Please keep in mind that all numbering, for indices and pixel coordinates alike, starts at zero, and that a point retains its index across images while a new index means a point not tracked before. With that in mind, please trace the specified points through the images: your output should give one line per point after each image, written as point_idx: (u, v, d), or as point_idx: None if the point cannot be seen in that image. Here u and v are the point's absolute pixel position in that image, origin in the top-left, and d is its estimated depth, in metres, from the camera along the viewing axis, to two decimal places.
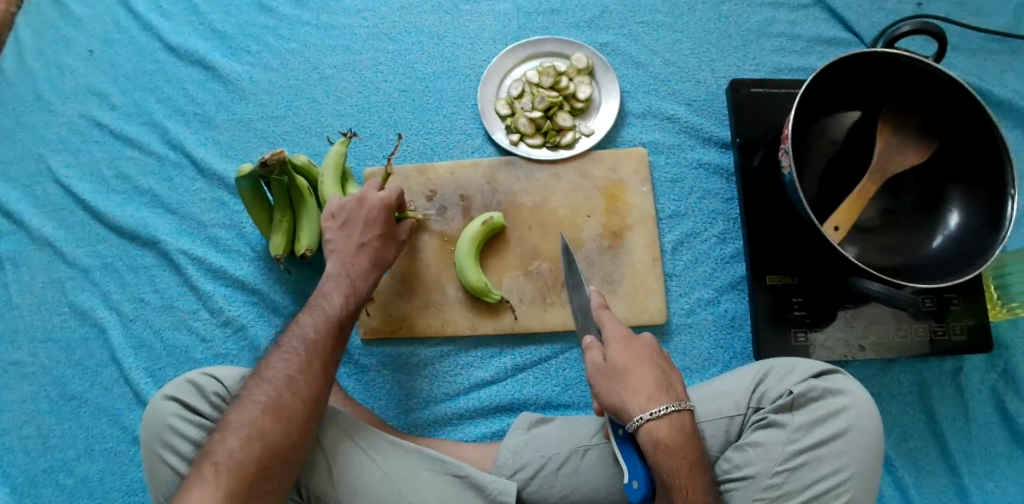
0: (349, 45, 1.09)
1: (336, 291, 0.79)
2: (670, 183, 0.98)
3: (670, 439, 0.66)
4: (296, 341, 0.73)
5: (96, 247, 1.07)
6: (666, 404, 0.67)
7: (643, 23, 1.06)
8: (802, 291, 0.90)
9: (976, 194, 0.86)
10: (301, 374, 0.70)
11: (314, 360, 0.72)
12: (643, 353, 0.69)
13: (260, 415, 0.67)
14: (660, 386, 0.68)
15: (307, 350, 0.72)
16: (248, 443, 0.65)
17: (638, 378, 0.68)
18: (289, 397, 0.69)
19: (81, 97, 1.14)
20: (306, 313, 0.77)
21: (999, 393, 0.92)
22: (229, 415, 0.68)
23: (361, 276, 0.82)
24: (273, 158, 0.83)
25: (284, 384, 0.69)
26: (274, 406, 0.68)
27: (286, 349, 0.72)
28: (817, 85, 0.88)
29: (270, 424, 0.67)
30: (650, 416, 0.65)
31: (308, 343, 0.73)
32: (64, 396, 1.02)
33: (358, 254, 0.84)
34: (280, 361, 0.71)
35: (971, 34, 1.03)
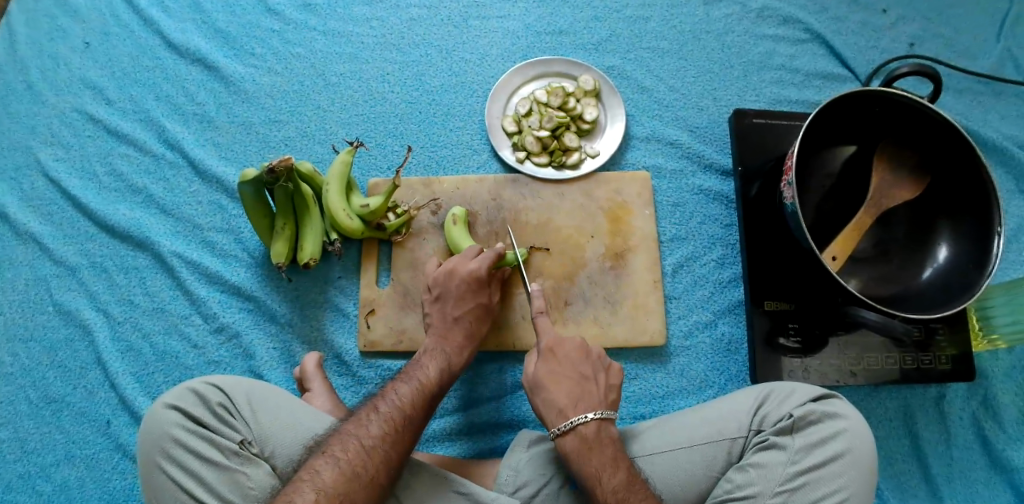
0: (356, 54, 1.09)
1: (432, 364, 0.84)
2: (672, 207, 1.00)
3: (583, 444, 0.76)
4: (395, 410, 0.77)
5: (85, 246, 1.04)
6: (584, 413, 0.78)
7: (649, 49, 1.09)
8: (798, 317, 0.92)
9: (963, 231, 0.89)
10: (393, 448, 0.74)
11: (407, 435, 0.76)
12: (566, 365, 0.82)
13: (350, 482, 0.69)
14: (581, 398, 0.79)
15: (402, 423, 0.76)
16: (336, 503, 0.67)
17: (568, 391, 0.80)
18: (381, 472, 0.72)
19: (74, 90, 1.11)
20: (398, 383, 0.81)
21: (980, 420, 0.95)
22: (313, 466, 0.69)
23: (456, 351, 0.86)
24: (281, 165, 0.82)
25: (379, 456, 0.72)
26: (364, 475, 0.70)
27: (384, 417, 0.75)
28: (820, 119, 0.91)
29: (358, 495, 0.69)
30: (561, 429, 0.77)
31: (406, 417, 0.77)
32: (45, 399, 0.98)
33: (452, 328, 0.88)
34: (376, 428, 0.74)
35: (958, 75, 1.08)
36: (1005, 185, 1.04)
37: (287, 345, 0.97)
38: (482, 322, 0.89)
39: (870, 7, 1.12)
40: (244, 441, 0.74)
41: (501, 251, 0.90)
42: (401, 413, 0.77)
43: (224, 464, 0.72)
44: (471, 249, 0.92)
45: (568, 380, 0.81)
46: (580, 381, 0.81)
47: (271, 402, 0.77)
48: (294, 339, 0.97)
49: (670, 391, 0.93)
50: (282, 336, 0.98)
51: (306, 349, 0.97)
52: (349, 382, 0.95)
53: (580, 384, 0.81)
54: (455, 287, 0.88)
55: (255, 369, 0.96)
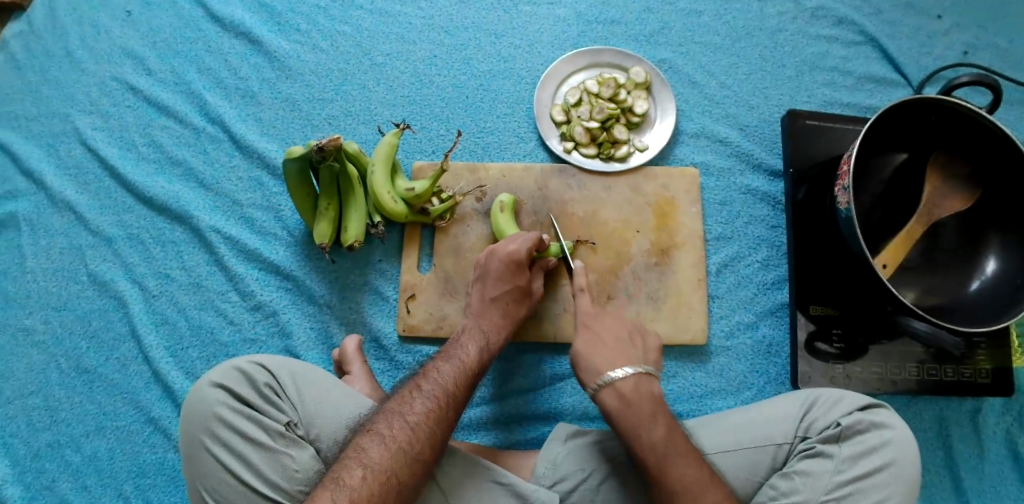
0: (403, 34, 1.07)
1: (471, 344, 0.83)
2: (719, 206, 0.99)
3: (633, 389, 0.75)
4: (438, 387, 0.76)
5: (122, 216, 1.03)
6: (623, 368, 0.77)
7: (701, 44, 1.07)
8: (842, 324, 0.92)
9: (1013, 245, 0.89)
10: (439, 425, 0.73)
11: (450, 411, 0.75)
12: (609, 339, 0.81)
13: (396, 460, 0.68)
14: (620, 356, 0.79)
15: (445, 401, 0.75)
16: (379, 478, 0.67)
17: (637, 410, 0.74)
18: (427, 450, 0.71)
19: (112, 58, 1.09)
20: (440, 360, 0.80)
21: (1013, 435, 0.95)
22: (359, 443, 0.69)
23: (493, 331, 0.85)
24: (330, 145, 0.80)
25: (424, 433, 0.71)
26: (411, 453, 0.69)
27: (428, 395, 0.75)
28: (878, 125, 0.90)
29: (406, 473, 0.68)
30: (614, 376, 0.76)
31: (448, 394, 0.76)
32: (77, 369, 0.98)
33: (490, 308, 0.87)
34: (420, 405, 0.73)
35: (1011, 87, 1.07)
36: None
37: (325, 326, 0.96)
38: (520, 304, 0.88)
39: (927, 12, 1.10)
40: (290, 423, 0.74)
41: (540, 235, 0.89)
42: (445, 391, 0.76)
43: (270, 445, 0.72)
44: (515, 234, 0.90)
45: (633, 393, 0.75)
46: (645, 397, 0.75)
47: (316, 386, 0.77)
48: (332, 320, 0.96)
49: (709, 390, 0.93)
50: (319, 316, 0.97)
51: (344, 331, 0.96)
52: (386, 366, 0.95)
53: (641, 403, 0.75)
54: (495, 269, 0.87)
55: (292, 348, 0.96)
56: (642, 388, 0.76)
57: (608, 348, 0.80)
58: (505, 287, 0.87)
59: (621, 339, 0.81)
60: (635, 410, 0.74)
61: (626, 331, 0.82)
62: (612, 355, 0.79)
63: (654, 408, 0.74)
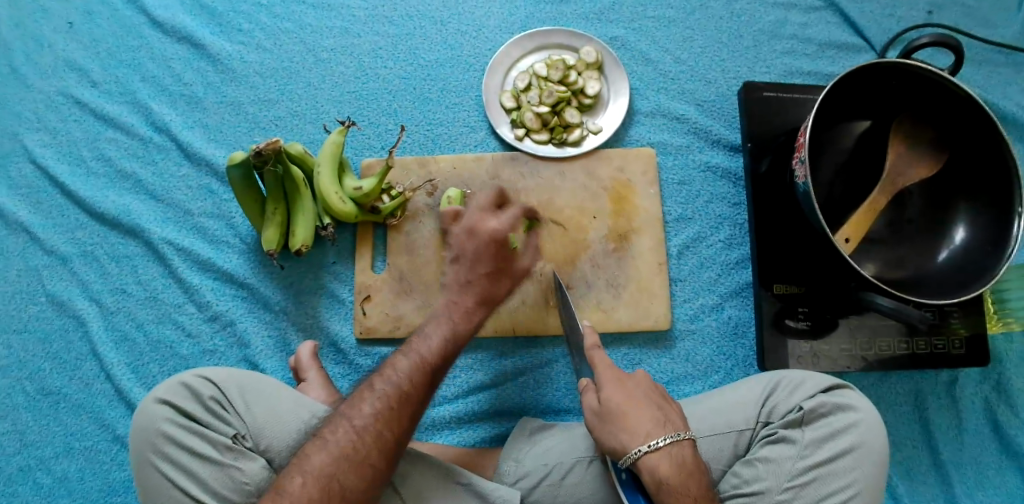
0: (347, 27, 1.04)
1: (435, 333, 0.77)
2: (678, 185, 0.97)
3: (677, 469, 0.65)
4: (392, 387, 0.72)
5: (75, 234, 1.00)
6: (664, 436, 0.66)
7: (655, 19, 1.03)
8: (808, 301, 0.89)
9: (982, 211, 0.85)
10: (390, 429, 0.70)
11: (405, 412, 0.71)
12: (637, 392, 0.69)
13: (341, 466, 0.67)
14: (663, 420, 0.68)
15: (397, 400, 0.71)
16: (322, 487, 0.65)
17: (695, 482, 0.65)
18: (376, 455, 0.68)
19: (58, 73, 1.05)
20: (401, 355, 0.75)
21: (991, 404, 0.93)
22: (306, 452, 0.68)
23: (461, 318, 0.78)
24: (268, 148, 0.78)
25: (371, 437, 0.69)
26: (355, 458, 0.67)
27: (378, 395, 0.71)
28: (835, 94, 0.86)
29: (351, 479, 0.67)
30: (648, 449, 0.65)
31: (403, 392, 0.72)
32: (41, 391, 0.95)
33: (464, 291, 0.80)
34: (369, 408, 0.70)
35: (977, 45, 1.03)
36: None
37: (283, 333, 0.95)
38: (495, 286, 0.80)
39: None
40: (238, 435, 0.73)
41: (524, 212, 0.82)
42: (398, 390, 0.72)
43: (218, 459, 0.71)
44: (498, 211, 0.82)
45: (675, 466, 0.65)
46: (697, 468, 0.66)
47: (265, 395, 0.75)
48: (289, 326, 0.95)
49: (676, 376, 0.91)
50: (278, 323, 0.95)
51: (302, 337, 0.94)
52: (345, 370, 0.93)
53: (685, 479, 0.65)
54: (472, 247, 0.80)
55: (251, 357, 0.94)
56: (680, 454, 0.66)
57: (646, 408, 0.68)
58: (482, 271, 0.79)
59: (660, 402, 0.70)
60: (690, 483, 0.65)
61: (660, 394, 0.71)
62: (647, 417, 0.67)
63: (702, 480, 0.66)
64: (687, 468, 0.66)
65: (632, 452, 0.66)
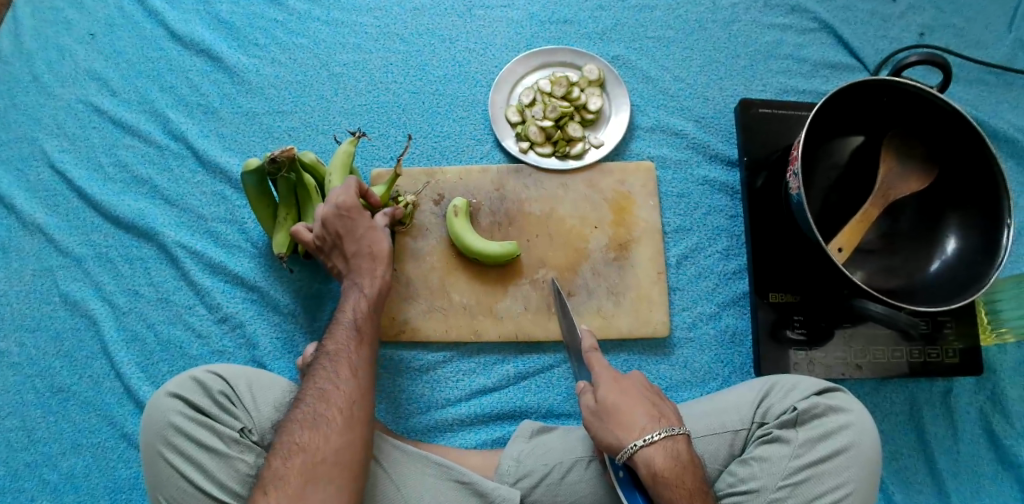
0: (360, 44, 1.08)
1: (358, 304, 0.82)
2: (677, 198, 1.00)
3: (673, 464, 0.67)
4: (325, 358, 0.76)
5: (90, 236, 1.03)
6: (656, 431, 0.68)
7: (655, 39, 1.07)
8: (803, 310, 0.91)
9: (973, 223, 0.87)
10: (333, 386, 0.73)
11: (343, 370, 0.74)
12: (632, 390, 0.72)
13: (298, 430, 0.69)
14: (658, 416, 0.70)
15: (332, 363, 0.75)
16: (290, 459, 0.67)
17: (691, 475, 0.68)
18: (325, 408, 0.71)
19: (80, 82, 1.10)
20: (331, 332, 0.79)
21: (987, 415, 0.94)
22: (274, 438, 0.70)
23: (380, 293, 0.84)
24: (283, 155, 0.82)
25: (318, 398, 0.72)
26: (310, 419, 0.70)
27: (316, 368, 0.75)
28: (827, 110, 0.90)
29: (308, 436, 0.69)
30: (644, 442, 0.67)
31: (335, 355, 0.76)
32: (52, 388, 0.98)
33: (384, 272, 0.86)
34: (311, 379, 0.74)
35: (969, 65, 1.06)
36: (1017, 177, 1.02)
37: (290, 335, 0.97)
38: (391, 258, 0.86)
39: None
40: (245, 429, 0.75)
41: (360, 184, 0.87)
42: (330, 357, 0.76)
43: (226, 452, 0.72)
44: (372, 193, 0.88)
45: (669, 462, 0.67)
46: (692, 462, 0.69)
47: (272, 392, 0.78)
48: (298, 329, 0.98)
49: (674, 382, 0.93)
50: (286, 325, 0.98)
51: (309, 339, 0.97)
52: None
53: (679, 475, 0.67)
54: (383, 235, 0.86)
55: (258, 358, 0.96)
56: (675, 450, 0.68)
57: (639, 404, 0.70)
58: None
59: (654, 400, 0.72)
60: (685, 475, 0.67)
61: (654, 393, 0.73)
62: (640, 413, 0.70)
63: (699, 474, 0.69)
64: (681, 460, 0.68)
65: (630, 446, 0.67)
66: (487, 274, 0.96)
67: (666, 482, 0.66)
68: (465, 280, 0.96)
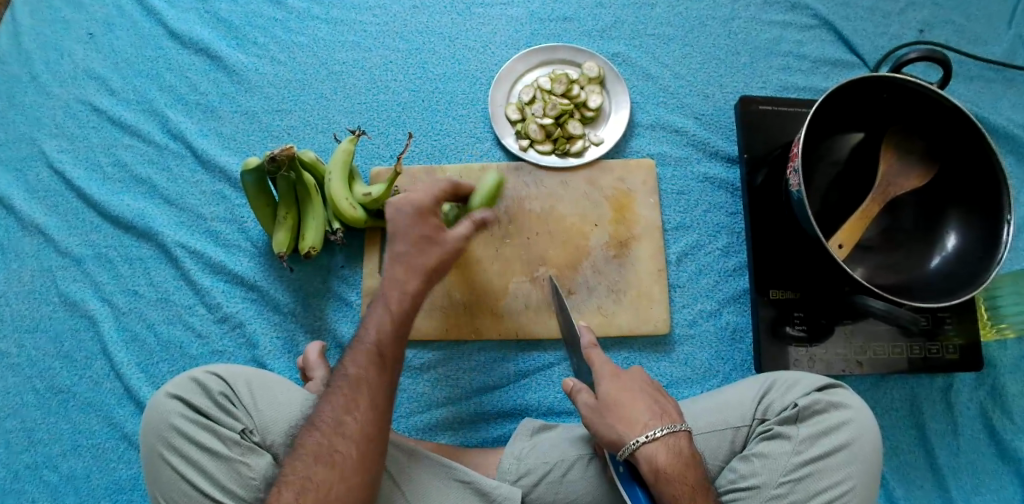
0: (359, 42, 1.08)
1: (377, 321, 0.77)
2: (677, 195, 1.00)
3: (675, 461, 0.67)
4: (343, 383, 0.73)
5: (90, 236, 1.03)
6: (657, 429, 0.68)
7: (655, 36, 1.07)
8: (803, 306, 0.91)
9: (973, 219, 0.87)
10: (349, 418, 0.70)
11: (361, 399, 0.72)
12: (632, 387, 0.72)
13: (311, 463, 0.68)
14: (660, 412, 0.70)
15: (349, 390, 0.72)
16: (303, 494, 0.66)
17: (693, 472, 0.67)
18: (340, 444, 0.69)
19: (78, 81, 1.09)
20: (350, 349, 0.76)
21: (987, 410, 0.94)
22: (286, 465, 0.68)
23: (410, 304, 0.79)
24: (282, 154, 0.81)
25: (332, 430, 0.70)
26: (325, 453, 0.68)
27: (333, 392, 0.73)
28: (828, 106, 0.90)
29: (321, 471, 0.67)
30: (646, 439, 0.67)
31: (352, 381, 0.73)
32: (52, 389, 0.97)
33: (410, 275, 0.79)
34: (328, 405, 0.72)
35: (969, 62, 1.06)
36: (1016, 172, 1.02)
37: (291, 334, 0.97)
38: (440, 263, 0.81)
39: None
40: (245, 431, 0.75)
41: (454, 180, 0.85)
42: (349, 381, 0.73)
43: (226, 453, 0.72)
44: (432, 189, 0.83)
45: (672, 460, 0.67)
46: (694, 458, 0.69)
47: (273, 394, 0.78)
48: (298, 328, 0.97)
49: (674, 379, 0.93)
50: (286, 325, 0.98)
51: (309, 338, 0.97)
52: None
53: (682, 473, 0.67)
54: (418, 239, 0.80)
55: (259, 358, 0.96)
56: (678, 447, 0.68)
57: (640, 402, 0.71)
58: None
59: (654, 395, 0.72)
60: (687, 472, 0.67)
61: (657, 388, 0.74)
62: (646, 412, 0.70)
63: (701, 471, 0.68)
64: (683, 456, 0.68)
65: (631, 442, 0.67)
66: (487, 272, 0.96)
67: (667, 483, 0.66)
68: (465, 279, 0.96)
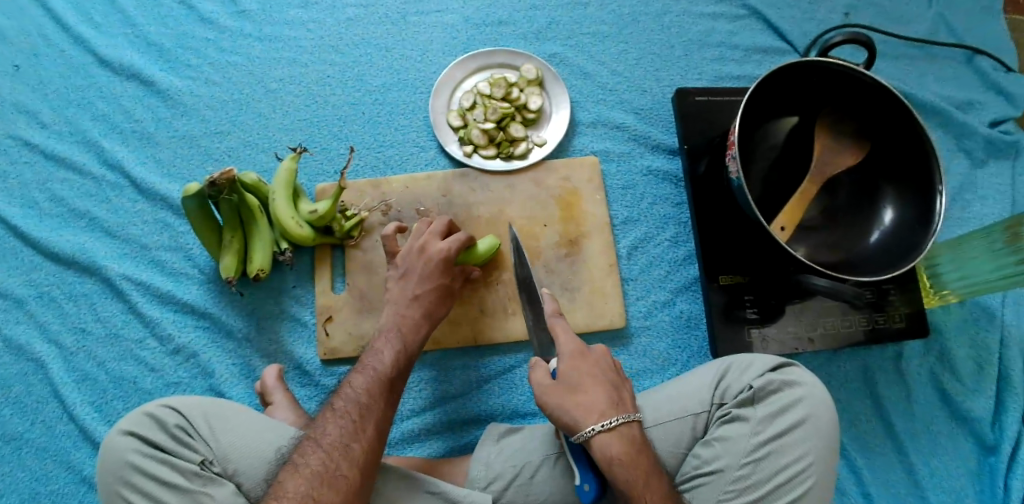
0: (295, 58, 1.07)
1: (387, 347, 0.82)
2: (623, 190, 1.01)
3: (629, 449, 0.68)
4: (352, 406, 0.75)
5: (30, 275, 1.00)
6: (618, 417, 0.69)
7: (590, 34, 1.09)
8: (753, 289, 0.93)
9: (907, 192, 0.91)
10: (357, 442, 0.72)
11: (369, 424, 0.74)
12: (595, 371, 0.72)
13: (314, 484, 0.68)
14: (616, 401, 0.71)
15: (359, 414, 0.74)
16: None
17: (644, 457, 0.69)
18: (346, 467, 0.70)
19: (6, 116, 1.06)
20: (357, 374, 0.79)
21: (937, 374, 0.97)
22: (281, 482, 0.69)
23: (412, 330, 0.84)
24: (223, 177, 0.80)
25: (340, 452, 0.71)
26: (328, 475, 0.69)
27: (341, 414, 0.74)
28: (761, 93, 0.92)
29: (327, 493, 0.68)
30: (601, 428, 0.67)
31: (362, 405, 0.75)
32: (0, 436, 0.94)
33: (411, 305, 0.86)
34: (335, 427, 0.73)
35: (893, 41, 1.10)
36: (945, 144, 1.06)
37: (247, 360, 0.95)
38: (430, 296, 0.87)
39: None
40: (205, 461, 0.73)
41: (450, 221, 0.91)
42: (358, 406, 0.75)
43: (185, 487, 0.71)
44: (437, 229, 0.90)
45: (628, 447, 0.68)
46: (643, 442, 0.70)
47: (233, 421, 0.76)
48: (253, 352, 0.96)
49: (634, 371, 0.94)
50: (241, 350, 0.96)
51: (266, 362, 0.95)
52: (312, 392, 0.95)
53: (635, 459, 0.68)
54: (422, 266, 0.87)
55: (216, 386, 0.94)
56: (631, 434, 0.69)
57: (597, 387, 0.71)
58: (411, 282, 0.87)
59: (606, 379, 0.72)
60: (640, 458, 0.68)
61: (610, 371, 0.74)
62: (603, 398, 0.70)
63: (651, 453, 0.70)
64: (634, 442, 0.69)
65: (589, 430, 0.68)
66: None
67: (621, 471, 0.66)
68: None
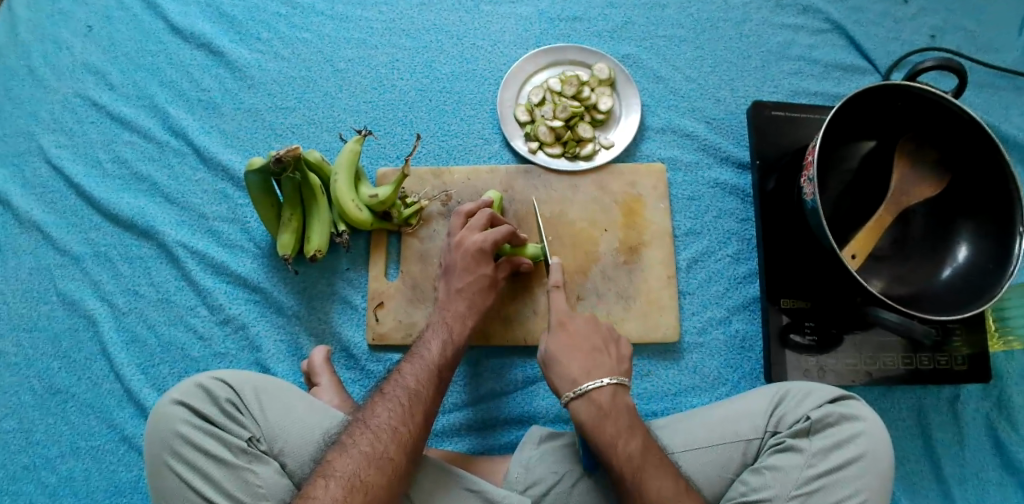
0: (365, 38, 1.06)
1: (435, 338, 0.81)
2: (687, 200, 0.99)
3: (597, 410, 0.73)
4: (401, 389, 0.74)
5: (88, 234, 1.00)
6: (597, 379, 0.74)
7: (665, 38, 1.06)
8: (814, 316, 0.91)
9: (985, 230, 0.87)
10: (405, 426, 0.71)
11: (416, 410, 0.73)
12: (577, 341, 0.77)
13: (362, 463, 0.67)
14: (593, 368, 0.75)
15: (409, 401, 0.73)
16: (351, 494, 0.65)
17: (613, 422, 0.72)
18: (393, 450, 0.69)
19: (76, 75, 1.07)
20: (407, 362, 0.78)
21: (993, 421, 0.94)
22: (331, 460, 0.68)
23: (461, 323, 0.83)
24: (287, 155, 0.78)
25: (389, 435, 0.70)
26: (376, 457, 0.68)
27: (390, 398, 0.73)
28: (843, 114, 0.89)
29: (372, 474, 0.67)
30: (577, 393, 0.73)
31: (412, 393, 0.74)
32: (50, 389, 0.95)
33: (455, 299, 0.85)
34: (384, 409, 0.72)
35: (980, 69, 1.06)
36: None
37: (294, 337, 0.96)
38: (478, 288, 0.86)
39: None
40: (252, 438, 0.73)
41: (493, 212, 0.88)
42: (408, 391, 0.74)
43: (232, 461, 0.71)
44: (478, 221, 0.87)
45: (608, 407, 0.73)
46: (621, 410, 0.73)
47: (282, 400, 0.77)
48: (301, 331, 0.96)
49: (684, 387, 0.92)
50: (290, 327, 0.96)
51: (313, 342, 0.95)
52: (357, 376, 0.94)
53: (617, 417, 0.72)
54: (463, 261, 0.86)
55: (262, 361, 0.95)
56: (619, 403, 0.74)
57: (579, 357, 0.76)
58: (471, 274, 0.85)
59: (591, 348, 0.77)
60: (610, 422, 0.72)
61: (600, 338, 0.78)
62: (587, 364, 0.76)
63: (630, 420, 0.72)
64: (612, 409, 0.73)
65: (564, 394, 0.74)
66: None
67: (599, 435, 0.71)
68: None
